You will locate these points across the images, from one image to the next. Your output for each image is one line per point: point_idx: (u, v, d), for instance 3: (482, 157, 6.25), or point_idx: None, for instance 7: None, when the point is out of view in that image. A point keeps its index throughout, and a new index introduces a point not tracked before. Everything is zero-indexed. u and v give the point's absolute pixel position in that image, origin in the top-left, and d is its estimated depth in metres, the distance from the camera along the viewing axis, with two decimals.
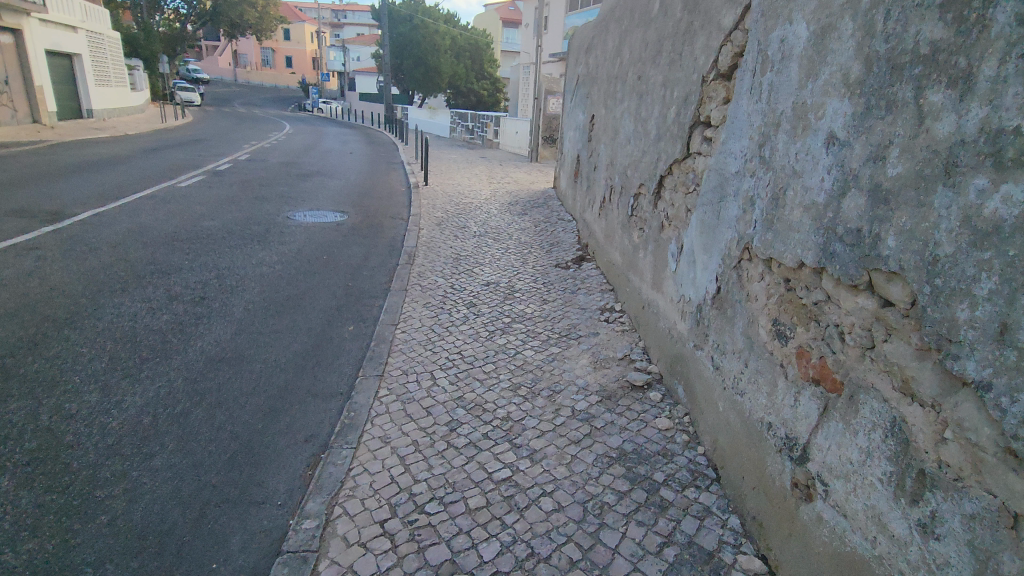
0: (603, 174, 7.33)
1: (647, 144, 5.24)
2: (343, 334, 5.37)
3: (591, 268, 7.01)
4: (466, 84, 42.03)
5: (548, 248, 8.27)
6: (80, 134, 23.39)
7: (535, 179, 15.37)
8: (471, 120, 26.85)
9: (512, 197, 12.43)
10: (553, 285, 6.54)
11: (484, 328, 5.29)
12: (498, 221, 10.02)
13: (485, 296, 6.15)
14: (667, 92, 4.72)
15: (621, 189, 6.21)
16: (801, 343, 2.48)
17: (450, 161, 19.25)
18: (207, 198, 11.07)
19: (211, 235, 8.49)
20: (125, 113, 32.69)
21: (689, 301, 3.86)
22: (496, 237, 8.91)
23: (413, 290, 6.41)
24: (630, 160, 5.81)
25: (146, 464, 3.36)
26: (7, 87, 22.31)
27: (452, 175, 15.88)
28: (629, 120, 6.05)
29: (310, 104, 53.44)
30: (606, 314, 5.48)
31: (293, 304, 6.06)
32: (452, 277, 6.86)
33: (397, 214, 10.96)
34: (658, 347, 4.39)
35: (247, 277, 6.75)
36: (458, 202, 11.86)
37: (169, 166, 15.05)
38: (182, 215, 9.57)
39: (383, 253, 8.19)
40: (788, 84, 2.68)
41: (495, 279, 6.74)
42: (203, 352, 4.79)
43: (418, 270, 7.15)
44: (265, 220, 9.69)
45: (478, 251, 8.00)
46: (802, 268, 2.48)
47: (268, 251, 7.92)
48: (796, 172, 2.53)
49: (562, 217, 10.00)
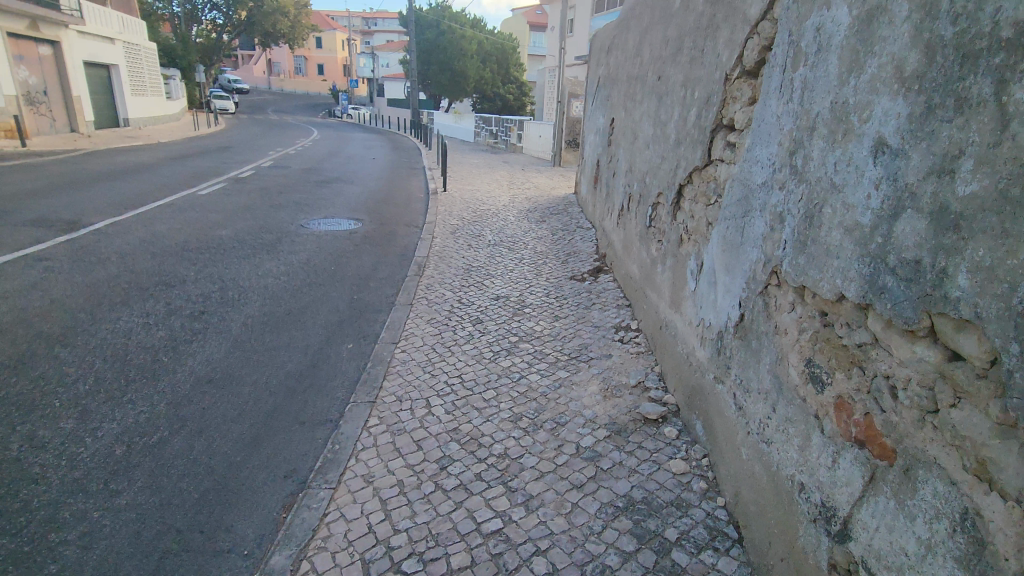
0: (622, 181, 6.90)
1: (666, 149, 4.82)
2: (341, 354, 5.07)
3: (608, 281, 6.58)
4: (492, 89, 41.90)
5: (565, 258, 7.87)
6: (114, 142, 23.98)
7: (557, 184, 14.98)
8: (496, 125, 26.62)
9: (531, 204, 12.05)
10: (567, 299, 6.15)
11: (488, 348, 4.93)
12: (514, 229, 9.67)
13: (494, 312, 5.79)
14: (687, 93, 4.30)
15: (640, 197, 5.78)
16: (841, 393, 2.06)
17: (472, 166, 18.99)
18: (224, 206, 11.00)
19: (222, 244, 8.35)
20: (160, 121, 33.52)
21: (710, 327, 3.43)
22: (512, 246, 8.56)
23: (419, 304, 6.10)
24: (649, 167, 5.39)
25: (111, 502, 3.11)
26: (46, 97, 23.00)
27: (473, 181, 15.60)
28: (649, 123, 5.63)
29: (338, 110, 54.15)
30: (621, 334, 5.06)
31: (294, 319, 5.79)
32: (461, 290, 6.52)
33: (412, 221, 10.70)
34: (675, 375, 3.95)
35: (251, 289, 6.55)
36: (475, 209, 11.56)
37: (193, 174, 15.16)
38: (196, 223, 9.49)
39: (393, 263, 7.91)
40: (825, 80, 2.25)
41: (505, 292, 6.38)
42: (192, 372, 4.56)
43: (426, 282, 6.85)
44: (279, 229, 9.55)
45: (491, 262, 7.65)
46: (843, 302, 2.06)
47: (276, 262, 7.72)
48: (835, 185, 2.11)
49: (582, 225, 9.57)
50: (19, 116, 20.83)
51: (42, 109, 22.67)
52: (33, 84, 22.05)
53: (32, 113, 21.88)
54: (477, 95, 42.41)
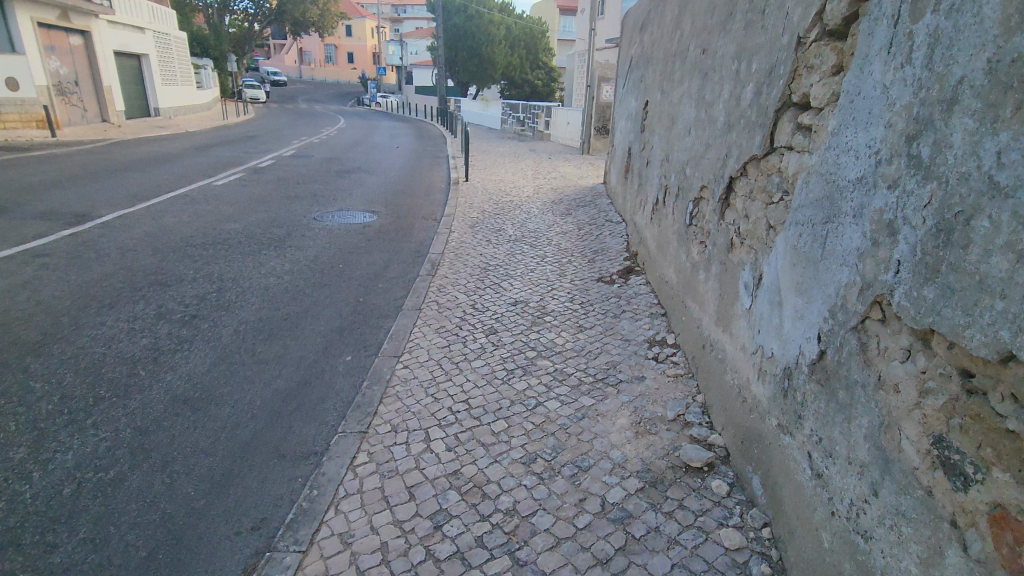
0: (657, 171, 6.15)
1: (712, 135, 4.08)
2: (337, 369, 4.51)
3: (641, 285, 5.87)
4: (520, 75, 40.92)
5: (592, 256, 7.18)
6: (144, 132, 24.05)
7: (585, 173, 14.20)
8: (523, 111, 25.80)
9: (557, 195, 11.32)
10: (594, 305, 5.48)
11: (502, 365, 4.31)
12: (538, 223, 8.98)
13: (511, 320, 5.16)
14: (741, 67, 3.56)
15: (678, 191, 5.05)
16: (1002, 502, 1.40)
17: (497, 154, 18.29)
18: (237, 197, 10.59)
19: (229, 239, 7.90)
20: (190, 110, 33.71)
21: (773, 358, 2.75)
22: (534, 242, 7.90)
23: (429, 309, 5.52)
24: (691, 155, 4.64)
25: (43, 562, 2.63)
26: (78, 88, 23.12)
27: (497, 170, 14.93)
28: (690, 106, 4.87)
29: (367, 98, 53.89)
30: (655, 351, 4.37)
31: (292, 325, 5.26)
32: (476, 293, 5.90)
33: (431, 214, 10.11)
34: (724, 411, 3.26)
35: (251, 290, 6.05)
36: (497, 200, 10.91)
37: (212, 163, 14.86)
38: (206, 216, 9.07)
39: (406, 260, 7.34)
40: (972, 33, 1.54)
41: (525, 296, 5.73)
42: (169, 390, 4.06)
43: (439, 283, 6.26)
44: (290, 222, 9.08)
45: (511, 261, 6.99)
46: (1005, 367, 1.39)
47: (283, 259, 7.22)
48: (996, 190, 1.41)
49: (611, 220, 8.83)
50: (49, 106, 20.93)
51: (73, 100, 22.81)
52: (64, 74, 22.14)
53: (63, 103, 22.00)
54: (504, 81, 41.52)
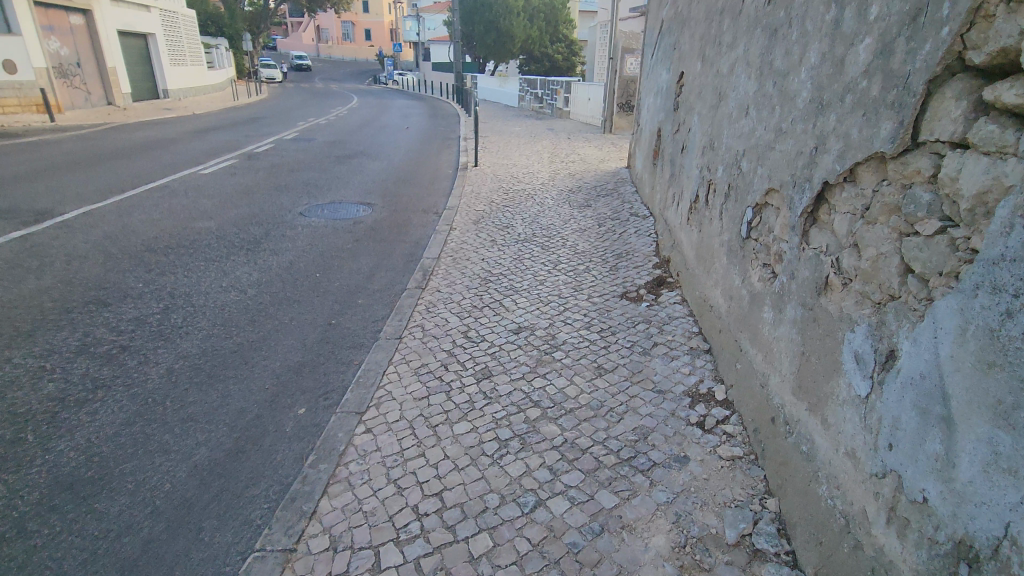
0: (697, 161, 4.94)
1: (788, 117, 2.91)
2: (283, 430, 3.50)
3: (676, 307, 4.72)
4: (539, 49, 39.04)
5: (615, 261, 6.03)
6: (148, 115, 23.24)
7: (607, 155, 12.88)
8: (541, 87, 24.27)
9: (575, 182, 10.08)
10: (617, 332, 4.36)
11: (494, 430, 3.24)
12: (552, 217, 7.82)
13: (511, 356, 4.07)
14: (848, 15, 2.37)
15: (729, 191, 3.86)
16: None
17: (512, 135, 16.97)
18: (220, 189, 9.59)
19: (198, 241, 6.91)
20: (200, 91, 32.84)
21: (925, 505, 1.64)
22: (547, 242, 6.78)
23: (412, 337, 4.47)
24: (752, 144, 3.44)
25: None
26: (80, 70, 22.33)
27: (510, 153, 13.71)
28: (749, 76, 3.67)
29: (382, 77, 52.57)
30: (701, 414, 3.26)
31: (240, 361, 4.24)
32: (472, 314, 4.81)
33: (432, 206, 9.00)
34: (816, 546, 2.16)
35: (203, 309, 5.07)
36: (508, 189, 9.75)
37: (206, 149, 13.88)
38: (179, 212, 8.10)
39: (397, 267, 6.29)
40: None
41: (531, 321, 4.61)
42: (53, 467, 3.10)
43: (430, 300, 5.21)
44: (272, 217, 8.07)
45: (517, 269, 5.86)
46: None
47: (253, 265, 6.22)
48: None
49: (637, 213, 7.63)
50: (48, 90, 20.18)
51: (76, 82, 22.05)
52: (65, 56, 21.32)
53: (64, 86, 21.23)
54: (522, 56, 39.76)
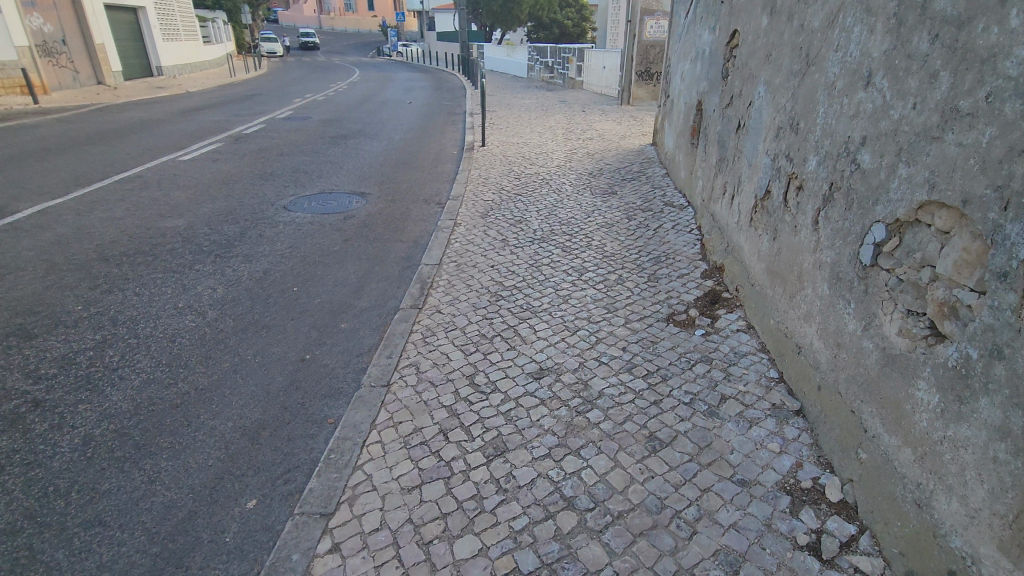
0: (766, 147, 3.85)
1: (981, 91, 1.83)
2: (220, 538, 2.54)
3: (742, 338, 3.68)
4: (548, 15, 37.02)
5: (652, 268, 4.96)
6: (139, 94, 22.07)
7: (628, 130, 11.63)
8: (551, 56, 22.69)
9: (595, 163, 8.92)
10: (670, 377, 3.34)
11: (513, 556, 2.27)
12: (572, 209, 6.73)
13: (532, 418, 3.07)
14: None
15: (833, 194, 2.79)
16: None
17: (522, 109, 15.69)
18: (198, 179, 8.55)
19: (159, 244, 5.90)
20: (196, 67, 31.55)
21: None
22: (568, 241, 5.72)
23: (404, 385, 3.48)
24: (883, 129, 2.37)
25: None
26: (66, 48, 21.08)
27: (520, 130, 12.50)
28: (872, 30, 2.55)
29: (387, 48, 50.71)
30: (811, 528, 2.28)
31: (179, 423, 3.28)
32: (480, 350, 3.81)
33: (435, 195, 7.94)
34: None
35: (149, 340, 4.10)
36: (519, 173, 8.64)
37: (190, 131, 12.79)
38: (145, 208, 7.08)
39: (391, 277, 5.29)
40: None
41: (555, 359, 3.60)
42: None
43: (428, 326, 4.21)
44: (251, 212, 7.05)
45: (534, 280, 4.82)
46: None
47: (220, 275, 5.23)
48: None
49: (672, 203, 6.52)
50: (31, 69, 19.05)
51: (62, 61, 20.91)
52: (48, 33, 20.03)
53: (49, 66, 20.04)
54: (531, 23, 37.82)
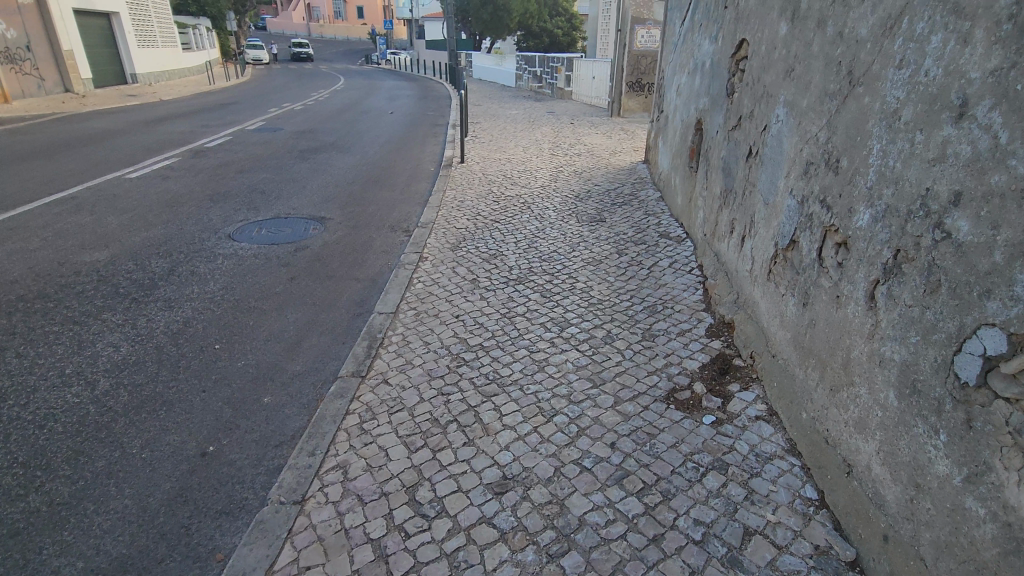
0: (791, 185, 3.06)
1: None
2: None
3: (764, 430, 2.86)
4: (537, 24, 36.48)
5: (648, 320, 4.15)
6: (109, 102, 21.06)
7: (618, 146, 10.90)
8: (540, 65, 22.01)
9: (582, 183, 8.15)
10: (673, 494, 2.52)
11: None
12: (555, 241, 5.92)
13: (487, 566, 2.25)
14: None
15: (902, 267, 2.01)
16: None
17: (507, 121, 14.94)
18: (140, 201, 7.66)
19: (68, 285, 5.03)
20: (175, 75, 30.59)
21: None
22: (549, 282, 4.90)
23: (325, 502, 2.64)
24: (996, 188, 1.60)
25: None
26: (31, 54, 20.08)
27: (504, 144, 11.73)
28: (964, 38, 1.79)
29: (374, 56, 50.00)
30: None
31: (9, 564, 2.44)
32: (429, 444, 2.97)
33: (403, 220, 7.12)
34: None
35: (10, 428, 3.24)
36: (499, 194, 7.85)
37: (148, 144, 11.87)
38: (68, 237, 6.20)
39: (337, 328, 4.45)
40: None
41: (523, 463, 2.77)
42: None
43: (368, 404, 3.36)
44: (189, 242, 6.19)
45: (505, 338, 3.99)
46: None
47: (130, 327, 4.36)
48: None
49: (668, 235, 5.73)
50: None
51: (27, 68, 19.89)
52: (11, 38, 19.05)
53: (11, 72, 19.02)
54: (520, 32, 37.30)
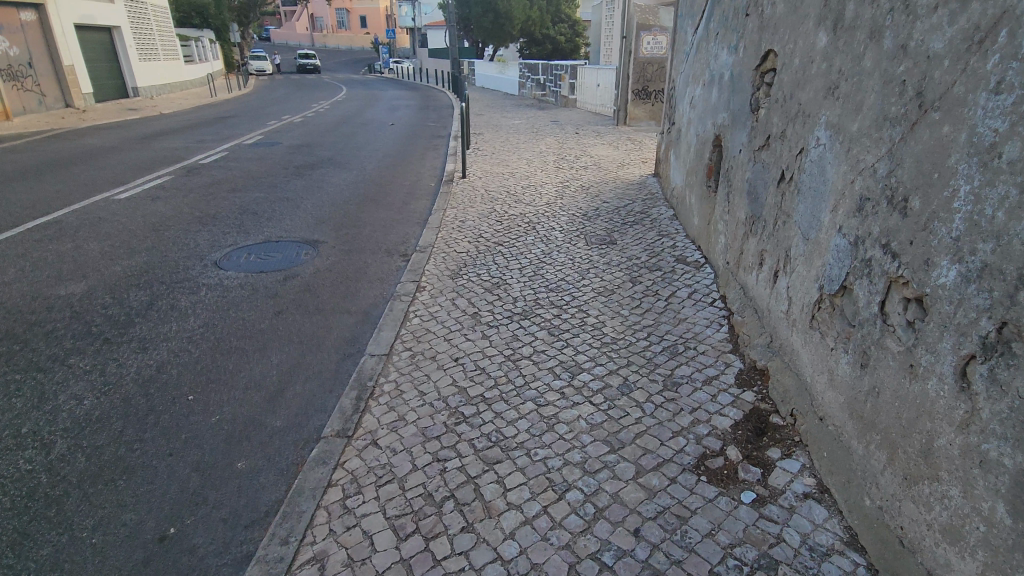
0: (840, 223, 2.64)
1: None
2: None
3: (815, 513, 2.43)
4: (540, 32, 36.26)
5: (668, 364, 3.71)
6: (109, 117, 20.83)
7: (626, 158, 10.49)
8: (543, 73, 21.67)
9: (590, 200, 7.75)
10: None
11: None
12: (562, 267, 5.50)
13: None
14: None
15: (1012, 348, 1.59)
16: None
17: (511, 131, 14.58)
18: (126, 225, 7.30)
19: (38, 324, 4.64)
20: (177, 88, 30.47)
21: None
22: (558, 317, 4.48)
23: None
24: None
25: None
26: (31, 70, 19.88)
27: (508, 157, 11.35)
28: None
29: (377, 66, 49.94)
30: None
31: None
32: (422, 529, 2.55)
33: (401, 243, 6.73)
34: None
35: None
36: (502, 213, 7.45)
37: (142, 161, 11.56)
38: (45, 268, 5.82)
39: (325, 373, 4.04)
40: None
41: (533, 558, 2.35)
42: None
43: (353, 473, 2.93)
44: (172, 272, 5.81)
45: (509, 387, 3.57)
46: None
47: (98, 374, 3.96)
48: None
49: (685, 261, 5.32)
50: None
51: (27, 84, 19.69)
52: (12, 54, 18.87)
53: (10, 89, 18.80)
54: (523, 39, 37.06)
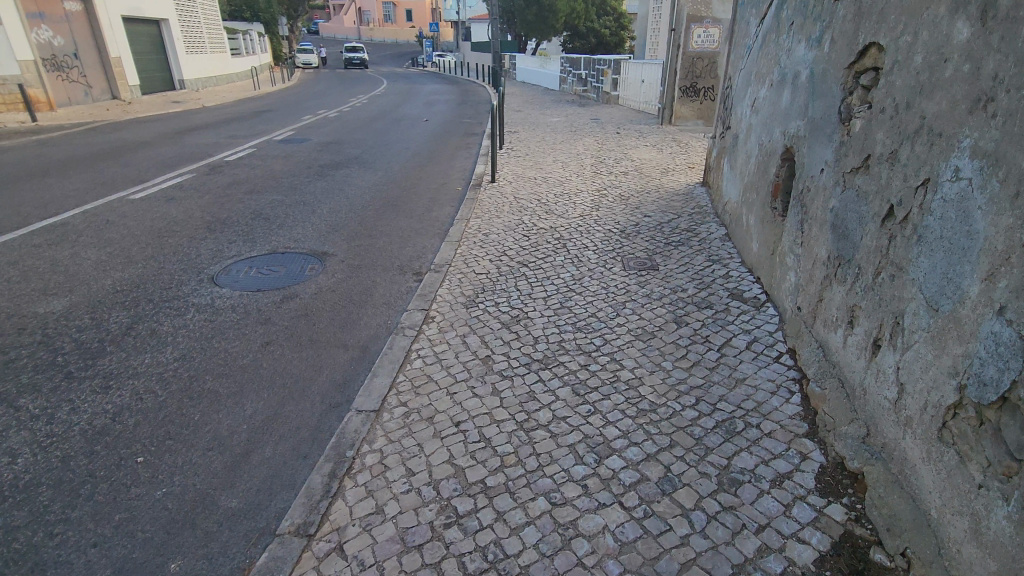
0: (1003, 301, 1.79)
1: None
2: None
3: None
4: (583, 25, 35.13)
5: (723, 449, 2.88)
6: (150, 109, 20.86)
7: (671, 162, 9.54)
8: (584, 68, 20.66)
9: (629, 212, 6.89)
10: None
11: None
12: (594, 298, 4.69)
13: None
14: None
15: None
16: None
17: (547, 130, 13.74)
18: (129, 230, 6.83)
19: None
20: (221, 80, 30.67)
21: None
22: (584, 369, 3.68)
23: None
24: None
25: None
26: (77, 62, 19.86)
27: (542, 159, 10.54)
28: None
29: (419, 59, 49.62)
30: None
31: None
32: None
33: (416, 258, 6.05)
34: None
35: None
36: (530, 225, 6.67)
37: (166, 157, 11.24)
38: (31, 281, 5.37)
39: (303, 430, 3.39)
40: None
41: None
42: None
43: None
44: (162, 288, 5.28)
45: (516, 473, 2.81)
46: None
47: (42, 423, 3.40)
48: None
49: (741, 297, 4.44)
50: (36, 83, 17.57)
51: (73, 76, 19.75)
52: (59, 46, 18.86)
53: (55, 80, 18.90)
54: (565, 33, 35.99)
